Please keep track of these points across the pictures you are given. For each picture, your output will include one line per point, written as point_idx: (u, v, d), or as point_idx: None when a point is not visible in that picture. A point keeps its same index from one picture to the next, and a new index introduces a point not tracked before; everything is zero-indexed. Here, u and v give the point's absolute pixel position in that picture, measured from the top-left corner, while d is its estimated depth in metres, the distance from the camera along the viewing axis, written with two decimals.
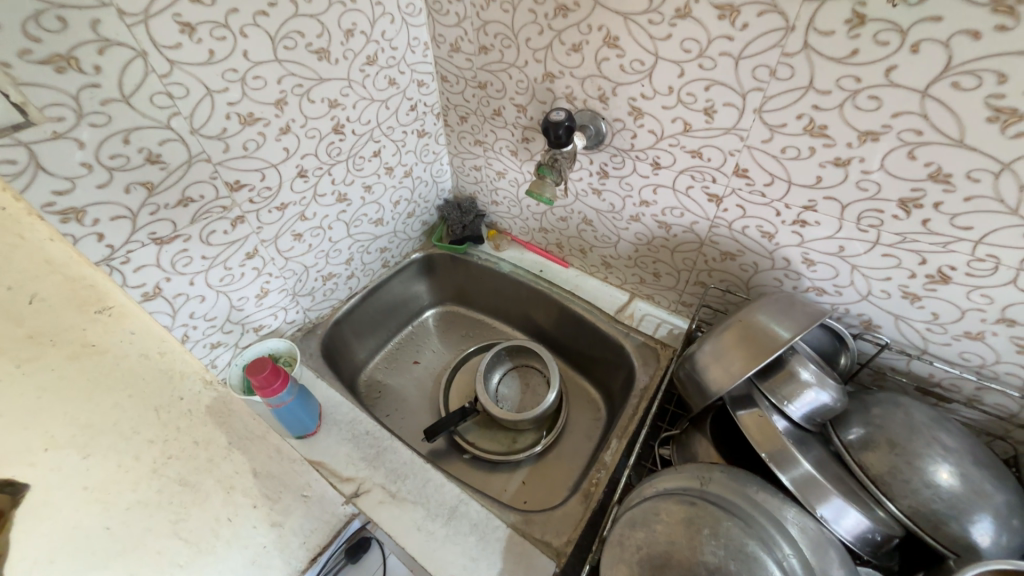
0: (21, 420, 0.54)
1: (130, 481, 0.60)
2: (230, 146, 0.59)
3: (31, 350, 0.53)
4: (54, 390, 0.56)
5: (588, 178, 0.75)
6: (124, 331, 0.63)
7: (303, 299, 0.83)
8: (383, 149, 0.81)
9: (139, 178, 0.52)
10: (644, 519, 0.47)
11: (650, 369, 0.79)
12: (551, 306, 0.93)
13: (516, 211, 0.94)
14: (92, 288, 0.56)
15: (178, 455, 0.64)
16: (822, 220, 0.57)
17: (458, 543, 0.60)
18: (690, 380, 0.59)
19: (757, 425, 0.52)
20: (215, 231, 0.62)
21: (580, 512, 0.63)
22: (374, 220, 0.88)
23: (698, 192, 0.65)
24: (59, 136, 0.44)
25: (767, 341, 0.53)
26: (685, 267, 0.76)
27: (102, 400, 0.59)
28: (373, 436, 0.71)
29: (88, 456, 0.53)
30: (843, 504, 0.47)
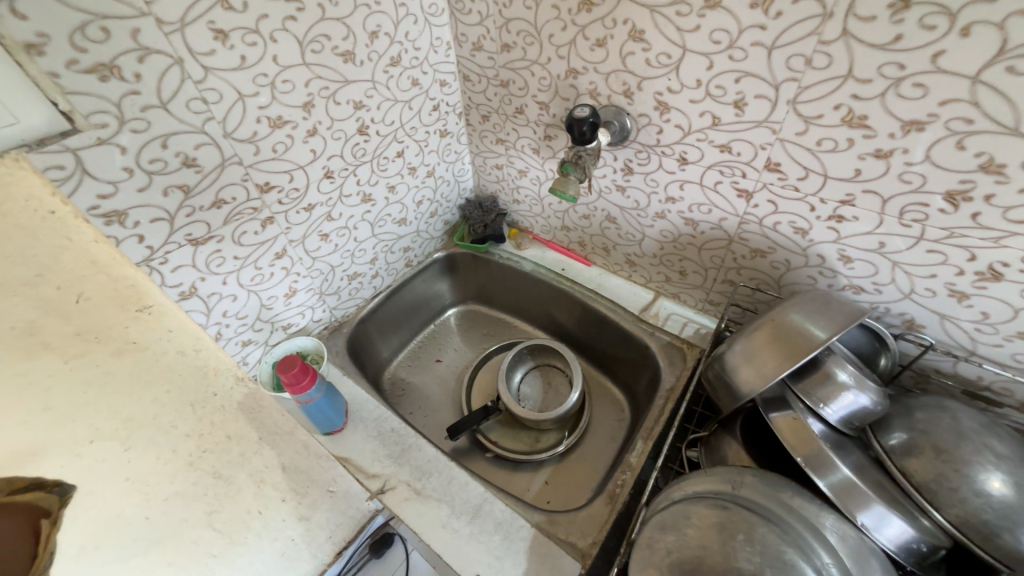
0: (111, 425, 0.35)
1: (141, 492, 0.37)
2: (260, 149, 0.60)
3: (79, 347, 0.33)
4: (130, 386, 0.36)
5: (612, 175, 0.74)
6: (166, 321, 0.38)
7: (329, 298, 0.84)
8: (406, 150, 0.82)
9: (175, 181, 0.54)
10: (674, 523, 0.46)
11: (675, 370, 0.77)
12: (573, 306, 0.93)
13: (537, 210, 0.94)
14: (122, 283, 0.35)
15: (213, 454, 0.43)
16: (860, 216, 0.54)
17: (483, 541, 0.60)
18: (719, 381, 0.58)
19: (792, 427, 0.50)
20: (247, 232, 0.64)
21: (605, 514, 0.63)
22: (397, 220, 0.89)
23: (727, 188, 0.63)
24: (103, 141, 0.46)
25: (801, 341, 0.51)
26: (712, 265, 0.74)
27: (70, 416, 0.32)
28: (398, 433, 0.73)
29: (123, 480, 0.36)
30: (886, 512, 0.45)
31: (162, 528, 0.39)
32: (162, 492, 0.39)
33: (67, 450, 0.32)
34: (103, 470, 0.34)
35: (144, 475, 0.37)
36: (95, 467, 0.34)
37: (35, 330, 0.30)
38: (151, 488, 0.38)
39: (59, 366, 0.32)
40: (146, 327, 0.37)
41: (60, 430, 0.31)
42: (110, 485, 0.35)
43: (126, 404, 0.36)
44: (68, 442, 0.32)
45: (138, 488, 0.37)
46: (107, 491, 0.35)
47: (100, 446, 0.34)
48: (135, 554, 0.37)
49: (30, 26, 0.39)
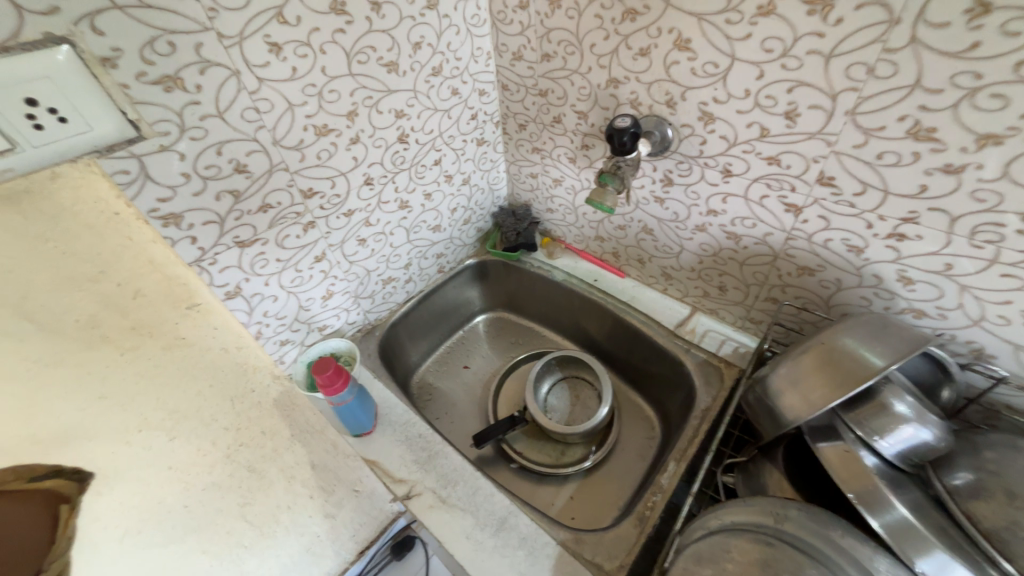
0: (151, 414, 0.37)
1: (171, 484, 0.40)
2: (306, 155, 0.62)
3: (133, 339, 0.36)
4: (172, 380, 0.39)
5: (651, 185, 0.73)
6: (211, 319, 0.42)
7: (363, 301, 0.86)
8: (443, 158, 0.83)
9: (228, 186, 0.56)
10: (712, 556, 0.44)
11: (712, 389, 0.74)
12: (605, 317, 0.91)
13: (571, 219, 0.93)
14: (175, 284, 0.39)
15: (249, 444, 0.48)
16: (924, 234, 0.51)
17: (507, 555, 0.59)
18: (762, 405, 0.54)
19: (842, 460, 0.47)
20: (289, 235, 0.67)
21: (634, 536, 0.60)
22: (432, 226, 0.90)
23: (774, 202, 0.60)
24: (164, 148, 0.49)
25: (854, 368, 0.47)
26: (755, 282, 0.71)
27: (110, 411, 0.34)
28: (425, 439, 0.73)
29: (167, 469, 0.39)
30: (948, 559, 0.41)
31: (198, 518, 0.44)
32: (200, 484, 0.43)
33: (117, 439, 0.35)
34: (148, 453, 0.38)
35: (184, 466, 0.41)
36: (141, 455, 0.37)
37: (96, 323, 0.33)
38: (191, 479, 0.42)
39: (116, 357, 0.34)
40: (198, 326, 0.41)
41: (110, 418, 0.34)
42: (153, 473, 0.38)
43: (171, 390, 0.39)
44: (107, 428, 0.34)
45: (179, 478, 0.41)
46: (150, 478, 0.38)
47: (147, 435, 0.37)
48: (163, 544, 0.40)
49: (107, 41, 0.42)
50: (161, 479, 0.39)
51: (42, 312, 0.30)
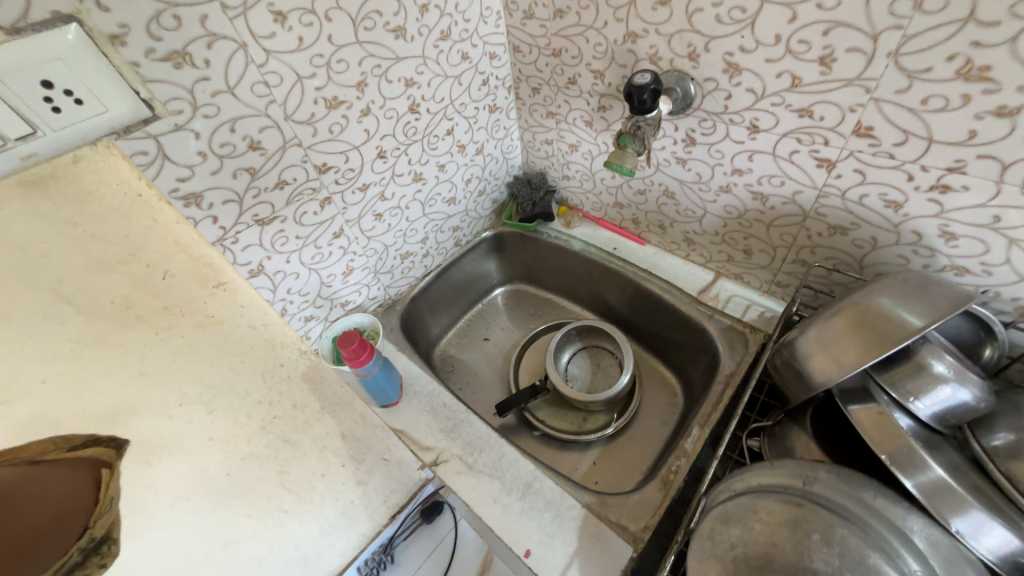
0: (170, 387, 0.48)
1: (244, 435, 0.58)
2: (318, 130, 0.62)
3: (167, 319, 0.47)
4: (191, 352, 0.50)
5: (672, 146, 0.70)
6: (236, 297, 0.56)
7: (383, 277, 0.87)
8: (455, 127, 0.81)
9: (244, 164, 0.56)
10: (740, 516, 0.44)
11: (736, 355, 0.73)
12: (625, 286, 0.89)
13: (589, 186, 0.90)
14: (210, 265, 0.53)
15: (281, 416, 0.63)
16: (971, 185, 0.47)
17: (533, 518, 0.61)
18: (789, 368, 0.53)
19: (874, 421, 0.46)
20: (307, 212, 0.67)
21: (658, 499, 0.61)
22: (447, 199, 0.89)
23: (805, 157, 0.57)
24: (179, 127, 0.49)
25: (890, 329, 0.45)
26: (782, 243, 0.68)
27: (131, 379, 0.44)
28: (450, 408, 0.74)
29: (208, 440, 0.53)
30: (985, 518, 0.40)
31: (241, 484, 0.58)
32: (240, 453, 0.57)
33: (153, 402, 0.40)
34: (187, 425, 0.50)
35: (223, 437, 0.55)
36: (185, 426, 0.50)
37: (130, 304, 0.44)
38: (231, 449, 0.56)
39: (152, 336, 0.46)
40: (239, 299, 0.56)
41: (145, 396, 0.46)
42: (197, 444, 0.52)
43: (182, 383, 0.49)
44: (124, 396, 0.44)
45: (219, 447, 0.54)
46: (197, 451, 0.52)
47: (188, 408, 0.50)
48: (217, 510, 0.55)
49: (113, 17, 0.41)
50: (202, 448, 0.52)
51: (77, 294, 0.40)
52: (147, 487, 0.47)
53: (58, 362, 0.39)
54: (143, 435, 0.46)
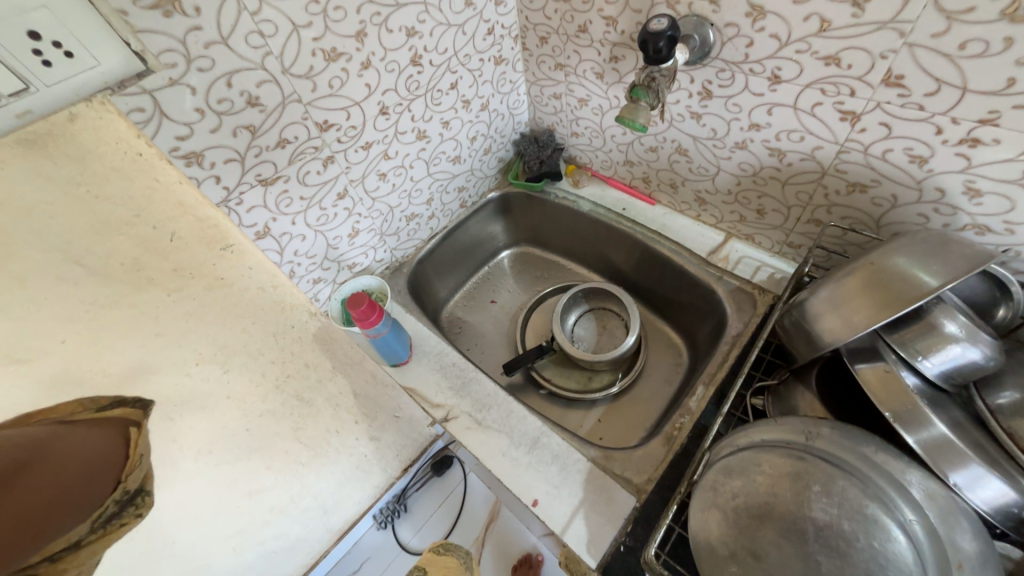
0: (116, 353, 0.50)
1: (260, 396, 0.69)
2: (317, 85, 0.59)
3: (178, 280, 0.53)
4: (235, 311, 0.62)
5: (686, 100, 0.67)
6: (246, 261, 0.62)
7: (389, 239, 0.86)
8: (459, 81, 0.77)
9: (243, 121, 0.55)
10: (742, 469, 0.45)
11: (744, 316, 0.73)
12: (633, 247, 0.88)
13: (598, 143, 0.87)
14: (218, 228, 0.57)
15: (295, 376, 0.74)
16: (1003, 138, 0.45)
17: (540, 470, 0.63)
18: (798, 328, 0.53)
19: (879, 379, 0.46)
20: (310, 172, 0.65)
21: (662, 453, 0.64)
22: (452, 157, 0.87)
23: (828, 110, 0.54)
24: (174, 82, 0.47)
25: (905, 288, 0.45)
26: (797, 202, 0.66)
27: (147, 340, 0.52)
28: (459, 367, 0.76)
29: (226, 398, 0.64)
30: (984, 472, 0.41)
31: (267, 434, 0.72)
32: (258, 410, 0.69)
33: (180, 371, 0.56)
34: (208, 375, 0.60)
35: (240, 396, 0.66)
36: (204, 381, 0.60)
37: (140, 266, 0.49)
38: (248, 406, 0.68)
39: (165, 297, 0.53)
40: (253, 259, 0.63)
41: (170, 352, 0.55)
42: (218, 402, 0.63)
43: (241, 343, 0.64)
44: (66, 368, 0.46)
45: (238, 406, 0.66)
46: (217, 406, 0.63)
47: (205, 367, 0.59)
48: (261, 453, 0.72)
49: None
50: (223, 407, 0.64)
51: (87, 259, 0.45)
52: (173, 444, 0.58)
53: (75, 326, 0.46)
54: (162, 393, 0.55)
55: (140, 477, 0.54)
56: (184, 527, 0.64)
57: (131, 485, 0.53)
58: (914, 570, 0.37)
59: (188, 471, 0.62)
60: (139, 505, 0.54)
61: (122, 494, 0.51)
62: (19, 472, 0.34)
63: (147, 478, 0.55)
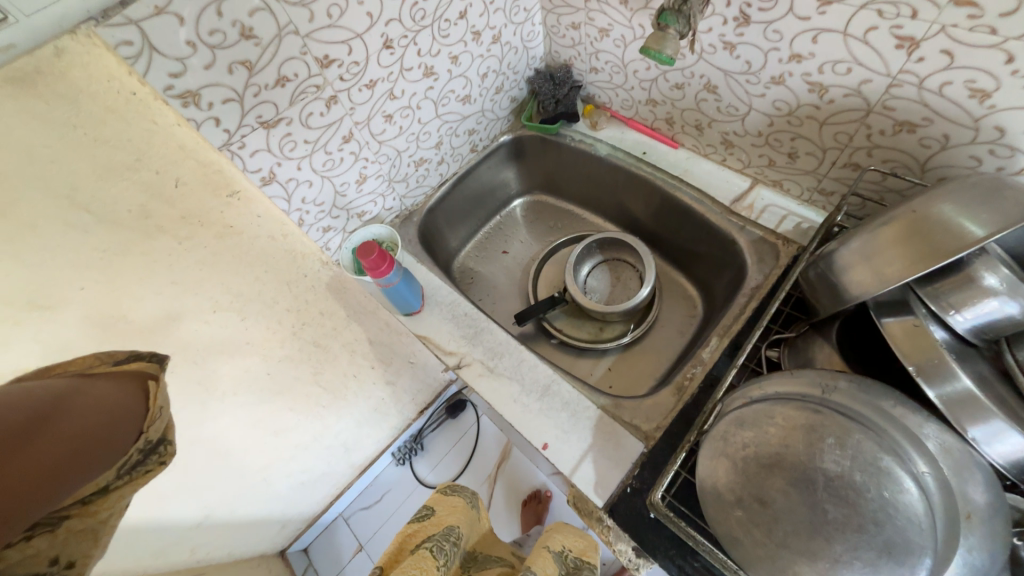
0: (138, 298, 0.51)
1: (278, 342, 0.71)
2: (315, 14, 0.54)
3: (186, 229, 0.53)
4: (248, 260, 0.62)
5: (720, 28, 0.60)
6: (252, 207, 0.61)
7: (398, 186, 0.83)
8: (469, 9, 0.71)
9: (237, 56, 0.51)
10: (755, 421, 0.45)
11: (765, 268, 0.70)
12: (651, 195, 0.85)
13: (619, 80, 0.81)
14: (220, 173, 0.55)
15: (310, 323, 0.75)
16: None
17: (551, 416, 0.65)
18: (822, 280, 0.51)
19: (907, 333, 0.44)
20: (313, 113, 0.62)
21: (671, 403, 0.65)
22: (461, 97, 0.81)
23: (883, 35, 0.48)
24: (161, 10, 0.43)
25: (947, 239, 0.42)
26: (835, 145, 0.61)
27: (166, 288, 0.54)
28: (471, 316, 0.76)
29: (247, 343, 0.66)
30: (1004, 427, 0.40)
31: (286, 378, 0.75)
32: (277, 355, 0.71)
33: (201, 318, 0.59)
34: (228, 322, 0.62)
35: (261, 341, 0.68)
36: (222, 326, 0.62)
37: (147, 214, 0.49)
38: (269, 351, 0.70)
39: (175, 245, 0.53)
40: (260, 207, 0.62)
41: (188, 299, 0.56)
42: (238, 346, 0.65)
43: (255, 291, 0.64)
44: (93, 313, 0.48)
45: (260, 350, 0.68)
46: (237, 351, 0.65)
47: (221, 314, 0.61)
48: (280, 396, 0.75)
49: None
50: (243, 352, 0.66)
51: (94, 206, 0.45)
52: (199, 386, 0.62)
53: (92, 273, 0.46)
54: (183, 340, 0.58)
55: (162, 430, 0.38)
56: (212, 461, 0.69)
57: (152, 436, 0.37)
58: (923, 522, 0.37)
59: (216, 409, 0.66)
60: (166, 454, 0.38)
61: (145, 439, 0.37)
62: (37, 430, 0.31)
63: (171, 429, 0.39)
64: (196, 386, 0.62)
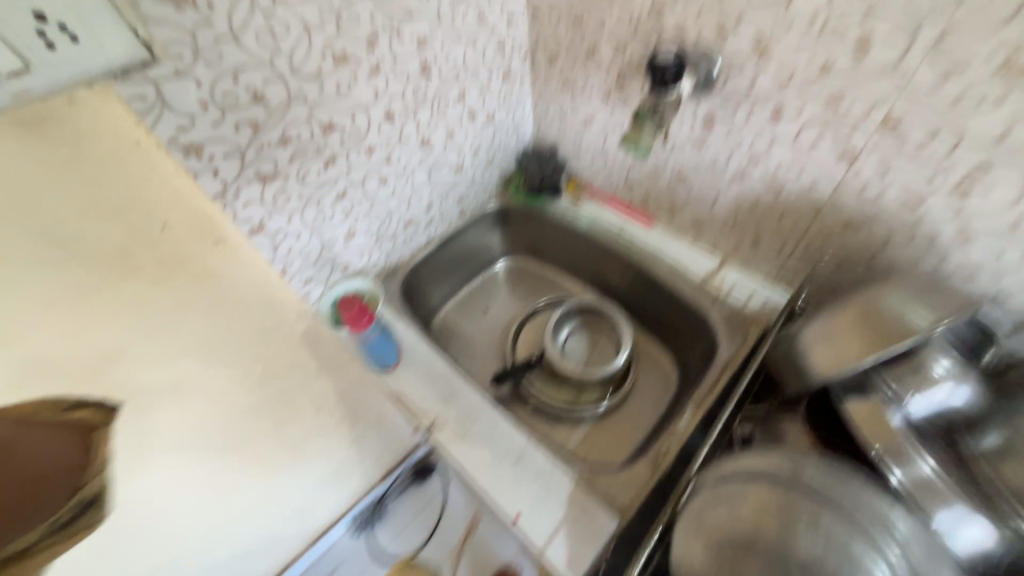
0: (99, 345, 0.45)
1: (239, 389, 0.61)
2: (325, 86, 0.60)
3: (162, 272, 0.50)
4: (222, 308, 0.57)
5: (689, 128, 0.67)
6: (236, 254, 0.58)
7: (385, 242, 0.85)
8: (466, 93, 0.78)
9: (247, 116, 0.55)
10: (728, 498, 0.45)
11: (734, 344, 0.73)
12: (629, 268, 0.89)
13: (600, 163, 0.88)
14: (210, 220, 0.53)
15: (280, 371, 0.65)
16: (997, 184, 0.47)
17: (524, 486, 0.63)
18: (787, 359, 0.53)
19: (871, 414, 0.46)
20: (310, 172, 0.65)
21: (646, 476, 0.63)
22: (454, 167, 0.87)
23: (827, 147, 0.56)
24: (181, 73, 0.48)
25: (893, 330, 0.46)
26: (793, 235, 0.67)
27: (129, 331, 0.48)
28: (447, 377, 0.75)
29: (204, 389, 0.56)
30: (966, 516, 0.42)
31: (244, 428, 0.62)
32: (235, 403, 0.60)
33: (157, 361, 0.51)
34: (186, 369, 0.54)
35: (219, 388, 0.58)
36: (180, 370, 0.53)
37: (126, 254, 0.46)
38: (226, 398, 0.59)
39: (149, 286, 0.49)
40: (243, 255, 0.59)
41: (146, 341, 0.49)
42: (193, 392, 0.55)
43: (223, 337, 0.57)
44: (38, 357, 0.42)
45: (214, 397, 0.57)
46: (191, 400, 0.55)
47: (183, 359, 0.53)
48: (235, 457, 0.63)
49: None
50: (197, 398, 0.55)
51: (71, 243, 0.42)
52: None
53: (50, 310, 0.42)
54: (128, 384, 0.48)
55: None
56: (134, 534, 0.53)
57: None
58: None
59: None
60: None
61: None
62: None
63: None
64: (135, 441, 0.50)
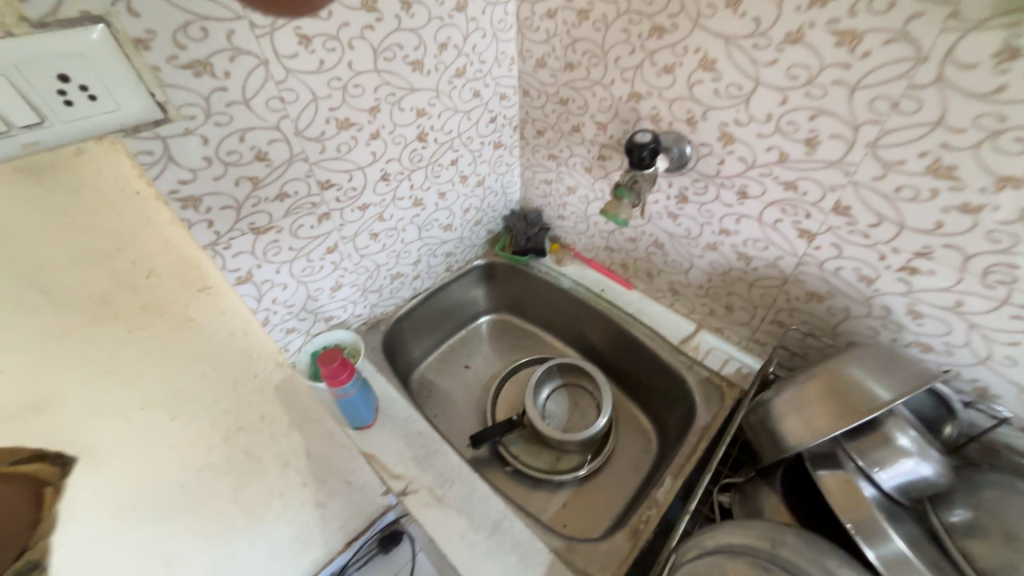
0: (69, 407, 0.38)
1: (205, 447, 0.49)
2: (326, 147, 0.63)
3: (143, 319, 0.43)
4: (193, 362, 0.48)
5: (665, 202, 0.73)
6: (220, 301, 0.51)
7: (371, 295, 0.86)
8: (460, 159, 0.83)
9: (247, 173, 0.57)
10: None
11: (712, 408, 0.74)
12: (609, 328, 0.91)
13: (583, 228, 0.93)
14: (198, 267, 0.49)
15: (248, 428, 0.54)
16: (937, 270, 0.51)
17: (499, 559, 0.60)
18: (762, 427, 0.54)
19: (841, 488, 0.47)
20: (303, 225, 0.67)
21: (626, 549, 0.61)
22: (444, 226, 0.90)
23: (787, 226, 0.61)
24: (189, 132, 0.50)
25: (860, 401, 0.47)
26: (762, 303, 0.71)
27: (103, 383, 0.40)
28: (424, 436, 0.74)
29: (168, 447, 0.46)
30: None
31: (195, 494, 0.48)
32: (200, 463, 0.49)
33: (121, 418, 0.42)
34: (155, 425, 0.44)
35: (184, 445, 0.47)
36: (142, 429, 0.43)
37: (108, 300, 0.41)
38: (189, 458, 0.48)
39: (125, 335, 0.42)
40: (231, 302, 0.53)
41: (112, 395, 0.41)
42: (153, 450, 0.44)
43: (199, 389, 0.49)
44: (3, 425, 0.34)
45: (175, 457, 0.46)
46: (155, 468, 0.45)
47: (149, 413, 0.44)
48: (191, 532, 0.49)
49: (141, 23, 0.43)
50: (156, 454, 0.45)
51: (51, 285, 0.37)
52: None
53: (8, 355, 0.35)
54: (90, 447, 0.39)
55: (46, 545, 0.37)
56: None
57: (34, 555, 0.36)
58: None
59: None
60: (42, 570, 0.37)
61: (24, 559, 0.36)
62: None
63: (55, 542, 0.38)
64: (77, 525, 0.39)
